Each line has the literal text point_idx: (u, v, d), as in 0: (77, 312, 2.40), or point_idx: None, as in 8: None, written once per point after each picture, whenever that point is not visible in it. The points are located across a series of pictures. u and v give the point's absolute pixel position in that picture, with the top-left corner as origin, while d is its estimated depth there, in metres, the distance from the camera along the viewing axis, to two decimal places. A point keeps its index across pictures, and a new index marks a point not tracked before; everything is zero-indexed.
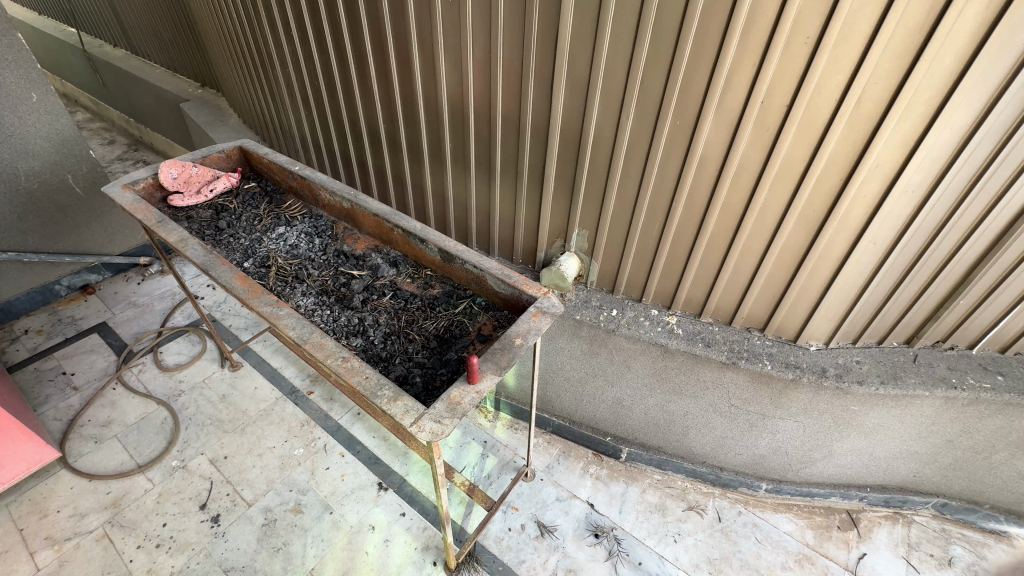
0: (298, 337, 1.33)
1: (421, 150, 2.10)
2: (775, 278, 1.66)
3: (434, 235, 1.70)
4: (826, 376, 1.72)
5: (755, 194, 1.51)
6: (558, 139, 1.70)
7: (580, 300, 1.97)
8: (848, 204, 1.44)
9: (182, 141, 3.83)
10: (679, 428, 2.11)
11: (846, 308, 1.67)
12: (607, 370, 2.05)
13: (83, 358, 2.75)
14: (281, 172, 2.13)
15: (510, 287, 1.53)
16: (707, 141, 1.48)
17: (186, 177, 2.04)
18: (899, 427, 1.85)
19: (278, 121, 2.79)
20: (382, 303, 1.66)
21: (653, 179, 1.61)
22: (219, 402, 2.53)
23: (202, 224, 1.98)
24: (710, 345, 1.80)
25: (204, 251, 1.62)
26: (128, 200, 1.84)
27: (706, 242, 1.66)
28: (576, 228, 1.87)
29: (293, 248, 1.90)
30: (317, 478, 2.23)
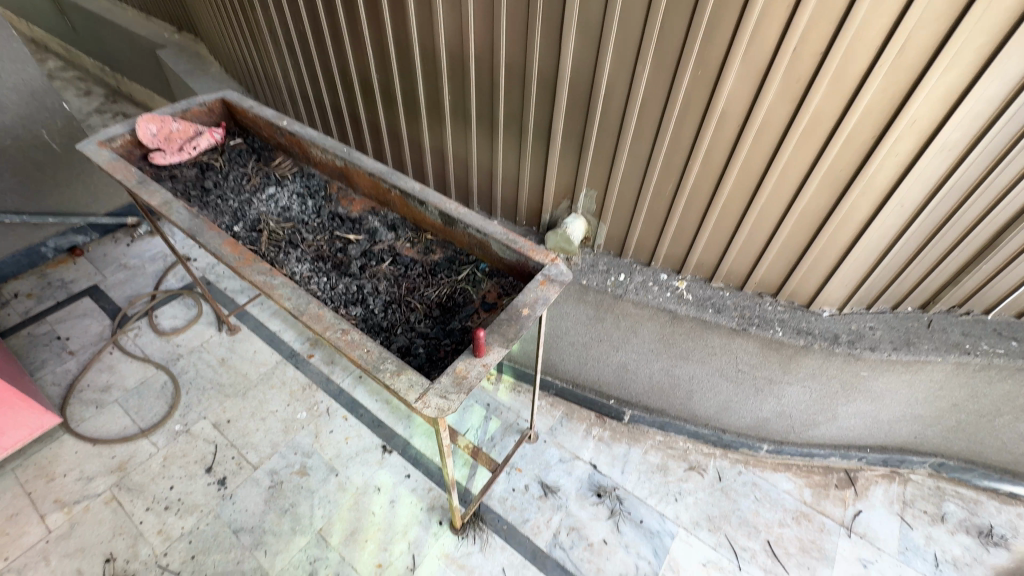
0: (294, 309, 1.27)
1: (417, 104, 1.95)
2: (792, 242, 1.59)
3: (434, 196, 1.59)
4: (838, 343, 1.68)
5: (779, 153, 1.40)
6: (567, 92, 1.57)
7: (586, 264, 1.90)
8: (878, 164, 1.34)
9: (161, 92, 3.60)
10: (684, 392, 2.10)
11: (864, 273, 1.61)
12: (612, 335, 2.01)
13: (76, 322, 2.69)
14: (268, 127, 1.99)
15: (516, 253, 1.46)
16: (730, 94, 1.36)
17: (167, 134, 1.91)
18: (906, 392, 1.83)
19: (263, 71, 2.61)
20: (381, 270, 1.59)
21: (668, 136, 1.50)
22: (218, 366, 2.51)
23: (188, 184, 1.87)
24: (720, 311, 1.74)
25: (190, 215, 1.52)
26: (106, 160, 1.72)
27: (722, 203, 1.58)
28: (584, 188, 1.77)
29: (285, 210, 1.80)
30: (321, 441, 2.24)
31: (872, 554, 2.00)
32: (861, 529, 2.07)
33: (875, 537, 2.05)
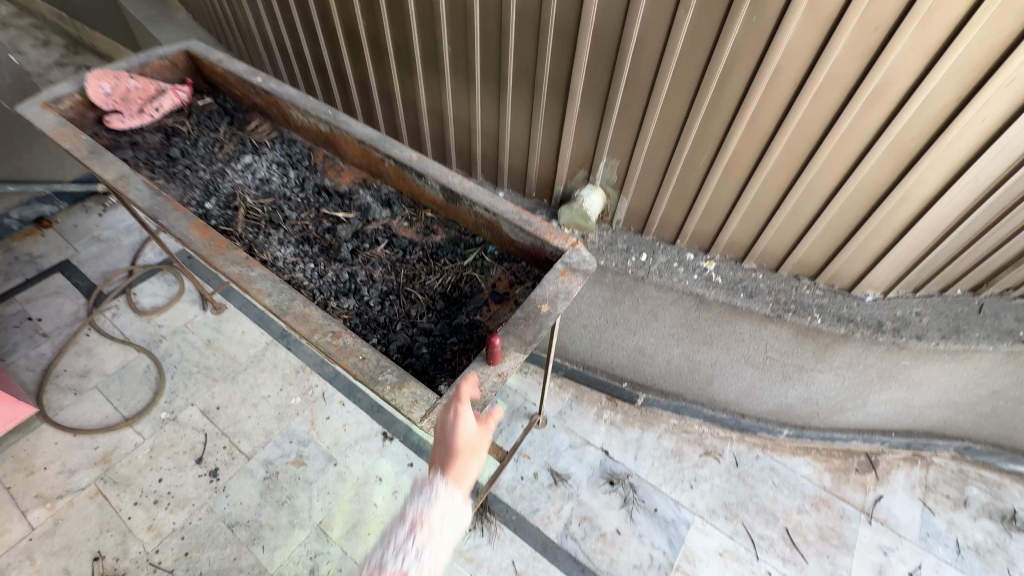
0: (275, 308, 1.09)
1: (411, 57, 1.69)
2: (841, 220, 1.40)
3: (434, 168, 1.38)
4: (882, 331, 1.53)
5: (840, 118, 1.19)
6: (590, 43, 1.32)
7: (604, 242, 1.71)
8: (958, 132, 1.14)
9: (125, 42, 3.25)
10: (704, 377, 1.97)
11: (918, 255, 1.44)
12: (629, 319, 1.85)
13: (49, 301, 2.50)
14: (241, 85, 1.74)
15: (531, 236, 1.26)
16: (789, 47, 1.13)
17: (123, 93, 1.66)
18: (946, 380, 1.70)
19: (233, 17, 2.29)
20: (376, 254, 1.40)
21: (708, 96, 1.28)
22: (204, 348, 2.35)
23: (151, 152, 1.64)
24: (753, 296, 1.58)
25: (150, 192, 1.31)
26: (51, 125, 1.47)
27: (765, 176, 1.38)
28: (605, 156, 1.56)
29: (264, 182, 1.59)
30: (318, 429, 2.11)
31: (893, 541, 1.94)
32: (882, 515, 2.00)
33: (897, 523, 1.98)
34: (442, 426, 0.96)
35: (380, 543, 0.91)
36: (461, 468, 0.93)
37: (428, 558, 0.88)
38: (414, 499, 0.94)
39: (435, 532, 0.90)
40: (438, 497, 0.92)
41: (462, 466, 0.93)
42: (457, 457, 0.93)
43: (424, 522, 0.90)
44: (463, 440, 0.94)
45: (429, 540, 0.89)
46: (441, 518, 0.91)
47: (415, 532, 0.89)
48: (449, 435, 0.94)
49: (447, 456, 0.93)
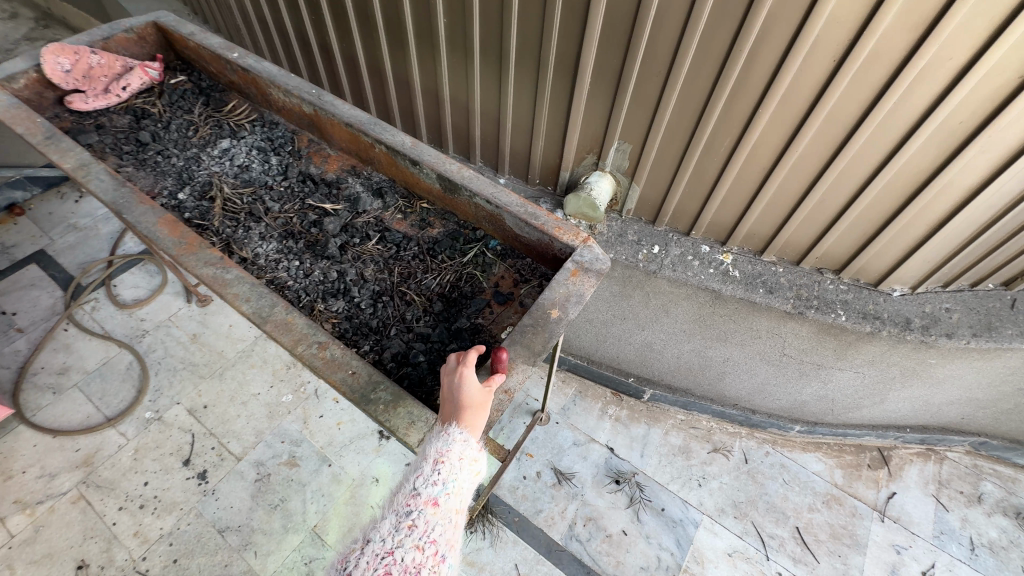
0: (254, 316, 0.98)
1: (402, 30, 1.54)
2: (873, 211, 1.29)
3: (429, 155, 1.25)
4: (909, 329, 1.44)
5: (882, 100, 1.07)
6: (603, 13, 1.18)
7: (613, 233, 1.60)
8: (1015, 115, 1.02)
9: (97, 14, 3.04)
10: (715, 373, 1.88)
11: (953, 249, 1.33)
12: (638, 314, 1.75)
13: (23, 294, 2.37)
14: (216, 61, 1.58)
15: (537, 232, 1.14)
16: (830, 17, 1.00)
17: (85, 69, 1.50)
18: (970, 378, 1.62)
19: None
20: (367, 250, 1.28)
21: (734, 74, 1.15)
22: (190, 343, 2.23)
23: (118, 136, 1.49)
24: (773, 292, 1.48)
25: (114, 182, 1.18)
26: (3, 107, 1.32)
27: (793, 162, 1.26)
28: (616, 140, 1.43)
29: (243, 169, 1.45)
30: (311, 428, 2.02)
31: (906, 540, 1.88)
32: (894, 512, 1.95)
33: (910, 521, 1.93)
34: (447, 384, 0.88)
35: (406, 472, 0.87)
36: (473, 421, 0.85)
37: (455, 489, 0.84)
38: (428, 441, 0.86)
39: (457, 468, 0.83)
40: (455, 441, 0.84)
41: (474, 419, 0.86)
42: (466, 413, 0.85)
43: (445, 460, 0.83)
44: (469, 396, 0.86)
45: (453, 474, 0.83)
46: (461, 457, 0.83)
47: (435, 468, 0.83)
48: (455, 393, 0.86)
49: (455, 413, 0.86)
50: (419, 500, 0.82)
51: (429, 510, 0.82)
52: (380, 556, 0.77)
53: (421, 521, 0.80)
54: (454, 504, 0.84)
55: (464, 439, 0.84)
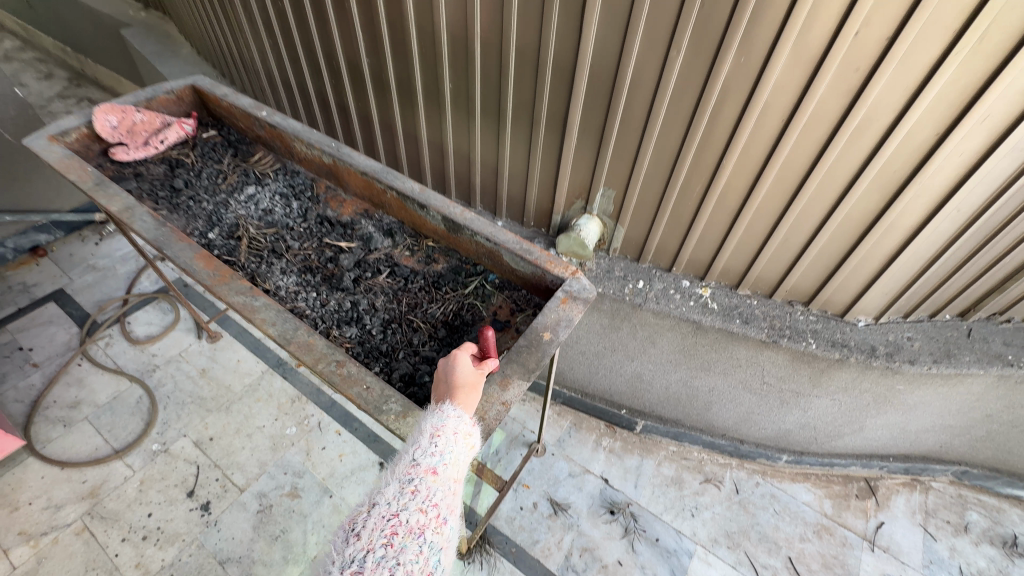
0: (279, 337, 1.10)
1: (413, 92, 1.75)
2: (832, 248, 1.45)
3: (436, 199, 1.42)
4: (876, 356, 1.55)
5: (827, 151, 1.25)
6: (587, 80, 1.39)
7: (601, 270, 1.74)
8: (939, 165, 1.19)
9: (130, 75, 3.34)
10: (702, 403, 1.98)
11: (907, 281, 1.48)
12: (627, 345, 1.87)
13: (40, 331, 2.47)
14: (245, 118, 1.78)
15: (531, 265, 1.29)
16: (776, 85, 1.19)
17: (129, 125, 1.69)
18: (940, 404, 1.73)
19: (238, 54, 2.37)
20: (378, 282, 1.41)
21: (701, 131, 1.34)
22: (198, 378, 2.32)
23: (155, 183, 1.66)
24: (749, 322, 1.60)
25: (155, 222, 1.32)
26: (57, 157, 1.50)
27: (758, 205, 1.43)
28: (601, 187, 1.61)
29: (267, 212, 1.61)
30: (313, 459, 2.08)
31: (896, 569, 1.91)
32: (884, 542, 1.99)
33: (899, 550, 1.97)
34: (442, 369, 0.99)
35: (405, 445, 0.90)
36: (466, 400, 0.93)
37: (452, 460, 0.87)
38: (424, 419, 0.92)
39: (453, 441, 0.88)
40: (449, 417, 0.90)
41: (466, 397, 0.93)
42: (459, 391, 0.94)
43: (441, 434, 0.88)
44: (462, 376, 0.95)
45: (450, 447, 0.87)
46: (456, 431, 0.88)
47: (433, 441, 0.87)
48: (449, 375, 0.96)
49: (449, 392, 0.94)
50: (420, 469, 0.84)
51: (429, 478, 0.84)
52: (386, 518, 0.79)
53: (422, 486, 0.83)
54: (453, 474, 0.87)
55: (458, 415, 0.90)
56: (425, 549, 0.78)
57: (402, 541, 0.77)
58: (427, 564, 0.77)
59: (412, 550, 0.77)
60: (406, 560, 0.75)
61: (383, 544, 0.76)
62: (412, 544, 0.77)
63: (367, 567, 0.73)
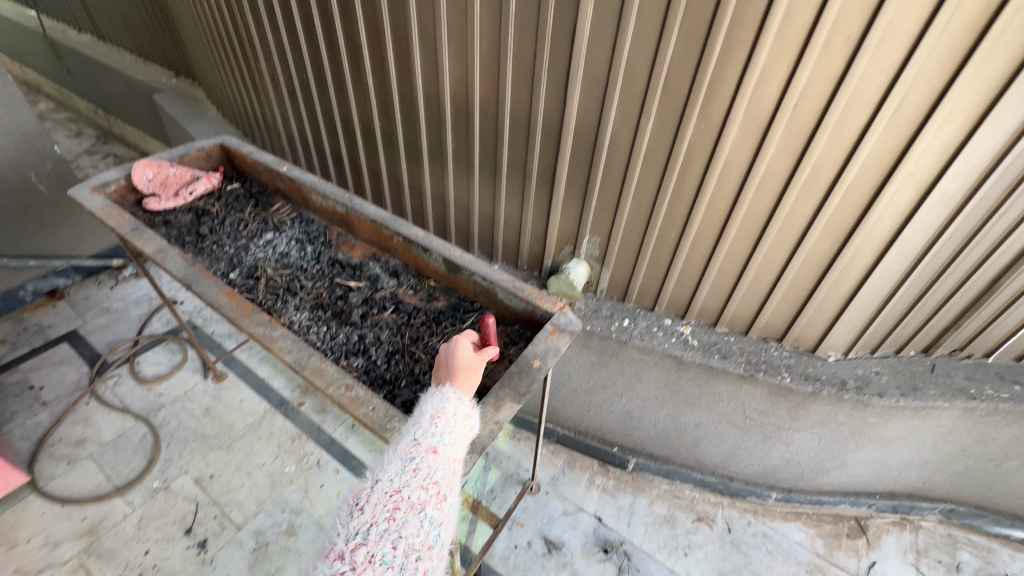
0: (295, 363, 1.21)
1: (420, 151, 1.97)
2: (796, 288, 1.60)
3: (438, 243, 1.58)
4: (846, 389, 1.66)
5: (782, 202, 1.42)
6: (572, 141, 1.59)
7: (590, 309, 1.88)
8: (879, 214, 1.36)
9: (156, 133, 3.62)
10: (690, 439, 2.06)
11: (868, 319, 1.62)
12: (616, 382, 1.97)
13: (51, 370, 2.56)
14: (267, 173, 1.98)
15: (523, 301, 1.43)
16: (732, 147, 1.39)
17: (163, 179, 1.88)
18: (915, 437, 1.81)
19: (262, 116, 2.62)
20: (383, 318, 1.54)
21: (672, 185, 1.53)
22: (202, 416, 2.39)
23: (182, 230, 1.82)
24: (727, 357, 1.72)
25: (185, 263, 1.47)
26: (99, 206, 1.67)
27: (726, 250, 1.59)
28: (587, 234, 1.78)
29: (284, 256, 1.76)
30: (311, 497, 2.12)
31: None
32: None
33: None
34: (443, 353, 1.13)
35: (407, 428, 1.00)
36: (466, 382, 1.08)
37: (452, 440, 0.97)
38: (426, 401, 1.04)
39: (453, 422, 0.99)
40: (449, 399, 1.02)
41: (466, 379, 1.08)
42: (460, 375, 1.08)
43: (441, 415, 0.99)
44: (464, 361, 1.10)
45: (449, 428, 0.98)
46: (456, 413, 1.00)
47: (434, 422, 0.98)
48: (452, 359, 1.10)
49: (451, 375, 1.08)
50: (421, 448, 0.94)
51: (429, 456, 0.94)
52: (388, 494, 0.88)
53: (423, 465, 0.92)
54: (452, 453, 0.96)
55: (457, 397, 1.03)
56: (426, 523, 0.86)
57: (403, 516, 0.86)
58: (427, 536, 0.85)
59: (413, 524, 0.85)
60: (407, 533, 0.84)
61: (386, 517, 0.85)
62: (413, 519, 0.86)
63: (371, 539, 0.82)
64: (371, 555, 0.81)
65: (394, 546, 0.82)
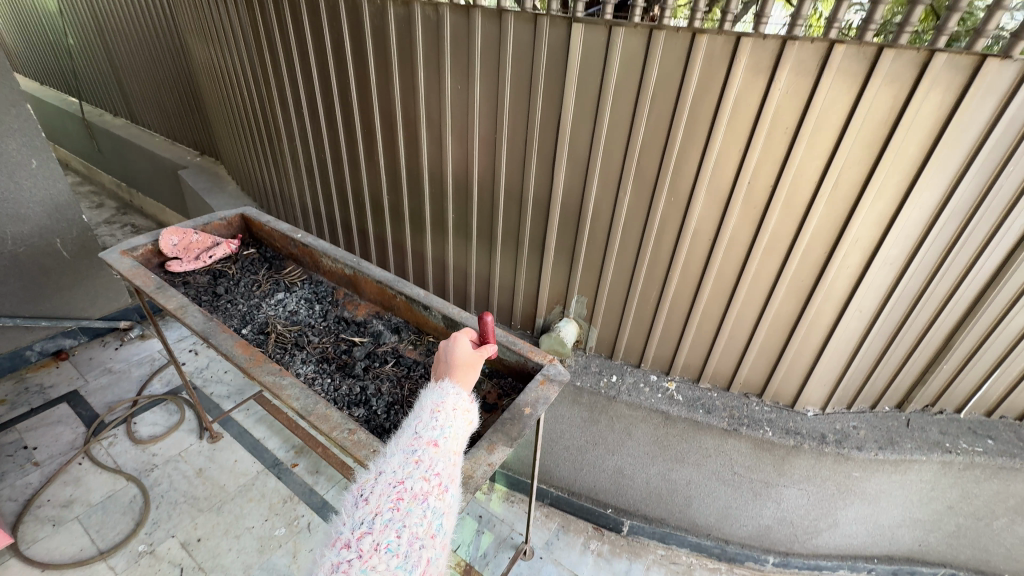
0: (302, 409, 1.30)
1: (423, 220, 2.18)
2: (769, 344, 1.72)
3: (437, 301, 1.72)
4: (826, 443, 1.72)
5: (747, 265, 1.59)
6: (559, 212, 1.79)
7: (579, 365, 1.99)
8: (834, 276, 1.52)
9: (176, 205, 3.88)
10: (682, 498, 2.07)
11: (838, 374, 1.73)
12: (607, 438, 2.03)
13: (47, 430, 2.57)
14: (282, 239, 2.16)
15: (516, 354, 1.54)
16: (699, 217, 1.58)
17: (186, 244, 2.05)
18: (900, 494, 1.84)
19: (279, 190, 2.87)
20: (385, 370, 1.64)
21: (649, 250, 1.70)
22: (195, 477, 2.38)
23: (200, 289, 1.96)
24: (710, 411, 1.80)
25: (204, 318, 1.60)
26: (126, 267, 1.82)
27: (702, 308, 1.73)
28: (575, 295, 1.93)
29: (293, 314, 1.89)
30: (299, 562, 2.07)
31: None
32: None
33: None
34: (444, 350, 1.24)
35: (408, 422, 1.06)
36: (464, 376, 1.17)
37: (452, 433, 1.04)
38: (427, 395, 1.11)
39: (452, 415, 1.06)
40: (449, 393, 1.10)
41: (465, 374, 1.18)
42: (460, 370, 1.18)
43: (441, 409, 1.07)
44: (462, 356, 1.21)
45: (450, 421, 1.05)
46: (455, 406, 1.08)
47: (435, 416, 1.05)
48: (451, 355, 1.21)
49: (450, 370, 1.18)
50: (422, 441, 1.00)
51: (431, 449, 0.99)
52: (392, 485, 0.93)
53: (425, 457, 0.97)
54: (452, 446, 1.02)
55: (456, 392, 1.11)
56: (429, 514, 0.91)
57: (407, 506, 0.90)
58: (430, 526, 0.90)
59: (417, 513, 0.90)
60: (411, 522, 0.88)
61: (390, 507, 0.89)
62: (417, 509, 0.90)
63: (376, 528, 0.86)
64: (377, 543, 0.84)
65: (399, 535, 0.86)
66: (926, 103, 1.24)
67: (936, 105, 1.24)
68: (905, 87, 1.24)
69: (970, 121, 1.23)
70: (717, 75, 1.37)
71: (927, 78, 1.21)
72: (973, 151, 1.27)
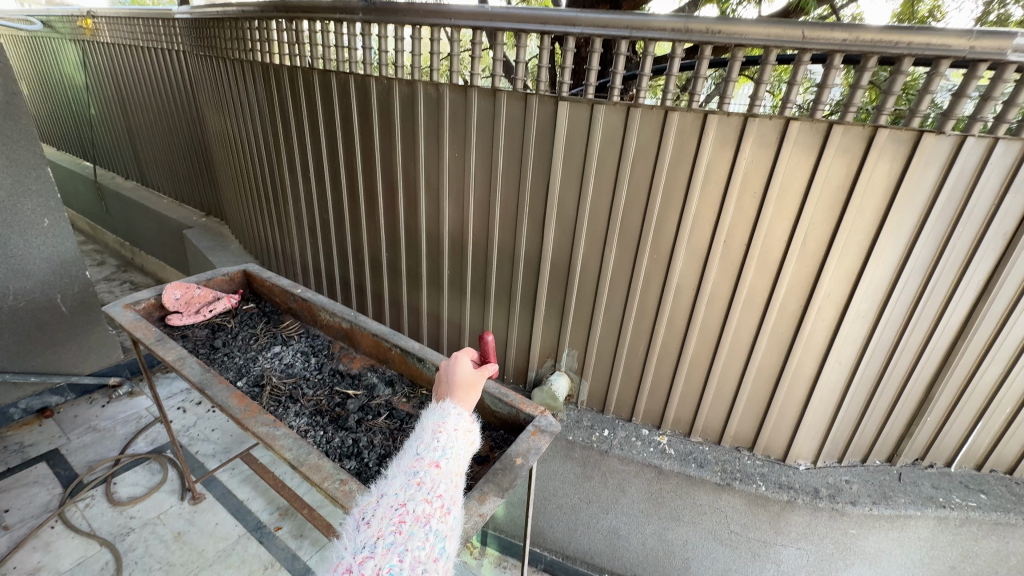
0: (294, 459, 1.30)
1: (420, 276, 2.27)
2: (756, 396, 1.76)
3: (432, 354, 1.77)
4: (820, 497, 1.71)
5: (728, 318, 1.67)
6: (549, 268, 1.89)
7: (571, 419, 1.99)
8: (811, 328, 1.60)
9: (177, 262, 3.98)
10: (680, 560, 2.01)
11: (826, 426, 1.75)
12: (600, 496, 2.00)
13: (22, 492, 2.48)
14: (282, 294, 2.23)
15: (508, 405, 1.56)
16: (681, 273, 1.67)
17: (189, 298, 2.11)
18: (901, 553, 1.80)
19: (281, 248, 2.99)
20: (377, 423, 1.64)
21: (636, 304, 1.78)
22: (172, 542, 2.27)
23: (197, 343, 1.99)
24: (702, 465, 1.80)
25: (202, 369, 1.63)
26: (128, 319, 1.87)
27: (689, 360, 1.78)
28: (566, 348, 1.98)
29: (289, 366, 1.92)
30: None
31: None
32: None
33: None
34: (445, 371, 1.24)
35: (409, 444, 1.08)
36: (466, 397, 1.19)
37: (452, 455, 1.05)
38: (427, 417, 1.13)
39: (453, 437, 1.08)
40: (451, 414, 1.13)
41: (466, 395, 1.19)
42: (461, 391, 1.19)
43: (442, 430, 1.08)
44: (463, 376, 1.21)
45: (450, 442, 1.07)
46: (456, 427, 1.10)
47: (436, 437, 1.07)
48: (452, 376, 1.21)
49: (451, 391, 1.19)
50: (424, 462, 1.02)
51: (432, 470, 1.01)
52: (394, 508, 0.94)
53: (427, 478, 0.99)
54: (453, 468, 1.04)
55: (457, 413, 1.13)
56: (431, 537, 0.91)
57: (409, 529, 0.90)
58: (432, 550, 0.90)
59: (419, 537, 0.90)
60: (414, 546, 0.88)
61: (392, 530, 0.90)
62: (419, 531, 0.91)
63: (378, 551, 0.86)
64: (379, 567, 0.84)
65: (401, 559, 0.86)
66: (877, 171, 1.37)
67: (886, 173, 1.37)
68: (855, 158, 1.38)
69: (918, 187, 1.36)
70: (689, 147, 1.52)
71: (874, 150, 1.35)
72: (924, 213, 1.39)
